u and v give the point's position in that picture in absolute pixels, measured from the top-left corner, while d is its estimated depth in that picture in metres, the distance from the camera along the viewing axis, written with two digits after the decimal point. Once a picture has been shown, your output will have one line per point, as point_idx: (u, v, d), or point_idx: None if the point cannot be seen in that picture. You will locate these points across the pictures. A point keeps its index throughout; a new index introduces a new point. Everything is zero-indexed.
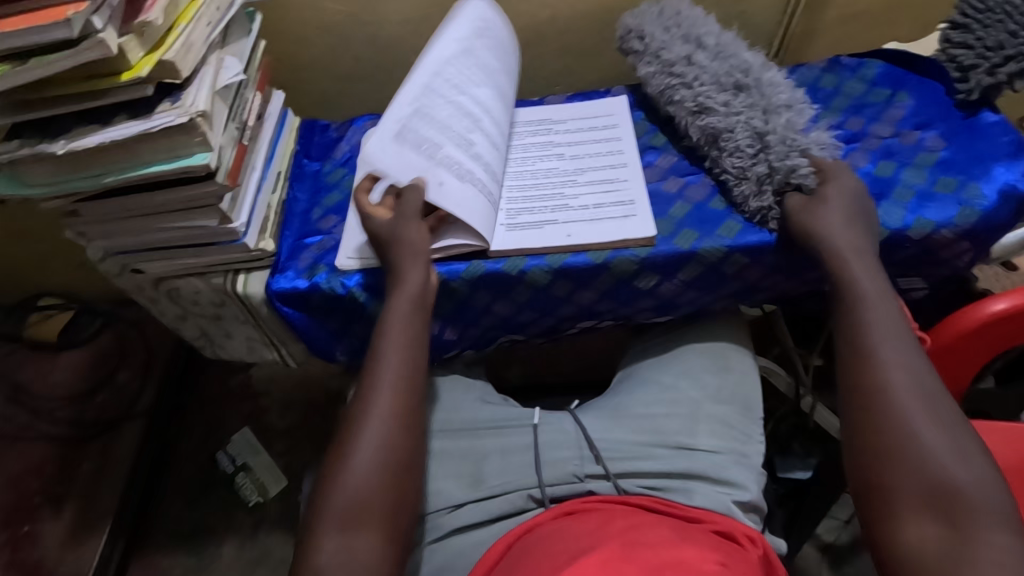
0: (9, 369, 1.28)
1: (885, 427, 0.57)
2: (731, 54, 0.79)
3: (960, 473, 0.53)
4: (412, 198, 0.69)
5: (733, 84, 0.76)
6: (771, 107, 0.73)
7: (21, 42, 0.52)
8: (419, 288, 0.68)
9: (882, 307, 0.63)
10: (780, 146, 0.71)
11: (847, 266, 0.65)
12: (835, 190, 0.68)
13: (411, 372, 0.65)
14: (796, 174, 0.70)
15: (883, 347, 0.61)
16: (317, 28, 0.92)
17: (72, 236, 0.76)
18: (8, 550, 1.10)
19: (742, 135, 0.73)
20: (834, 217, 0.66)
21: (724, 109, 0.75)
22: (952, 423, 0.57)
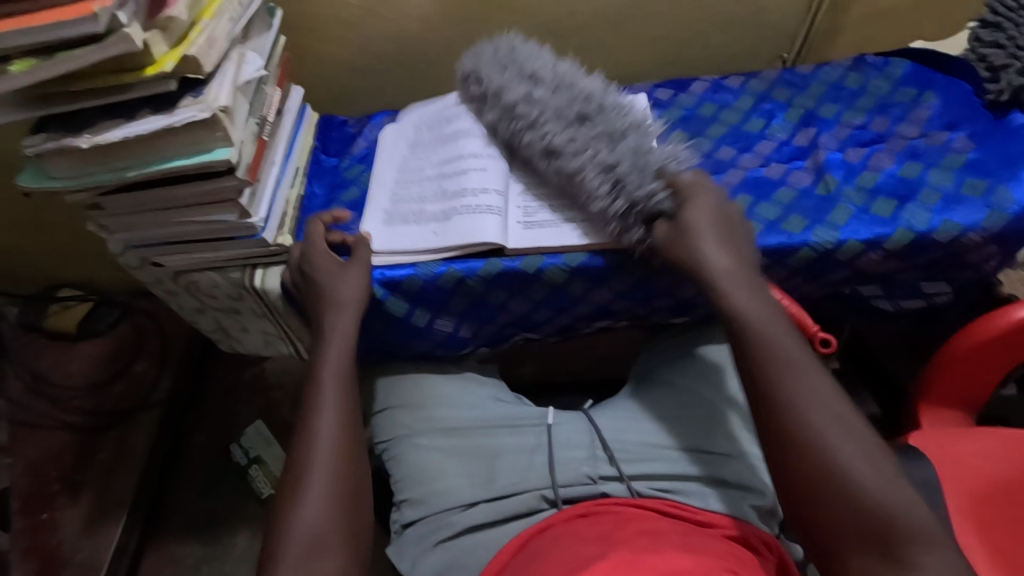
0: (29, 358, 1.30)
1: (801, 464, 0.54)
2: (569, 83, 0.76)
3: (884, 490, 0.50)
4: (365, 253, 0.74)
5: (574, 121, 0.73)
6: (614, 135, 0.71)
7: (47, 37, 0.53)
8: (351, 333, 0.70)
9: (772, 330, 0.59)
10: (634, 174, 0.68)
11: (728, 298, 0.61)
12: (702, 213, 0.65)
13: (349, 406, 0.67)
14: (653, 200, 0.67)
15: (782, 374, 0.57)
16: (336, 24, 0.92)
17: (93, 228, 0.77)
18: (28, 536, 1.12)
19: (593, 174, 0.69)
20: (708, 243, 0.63)
21: (570, 147, 0.71)
22: (858, 433, 0.54)
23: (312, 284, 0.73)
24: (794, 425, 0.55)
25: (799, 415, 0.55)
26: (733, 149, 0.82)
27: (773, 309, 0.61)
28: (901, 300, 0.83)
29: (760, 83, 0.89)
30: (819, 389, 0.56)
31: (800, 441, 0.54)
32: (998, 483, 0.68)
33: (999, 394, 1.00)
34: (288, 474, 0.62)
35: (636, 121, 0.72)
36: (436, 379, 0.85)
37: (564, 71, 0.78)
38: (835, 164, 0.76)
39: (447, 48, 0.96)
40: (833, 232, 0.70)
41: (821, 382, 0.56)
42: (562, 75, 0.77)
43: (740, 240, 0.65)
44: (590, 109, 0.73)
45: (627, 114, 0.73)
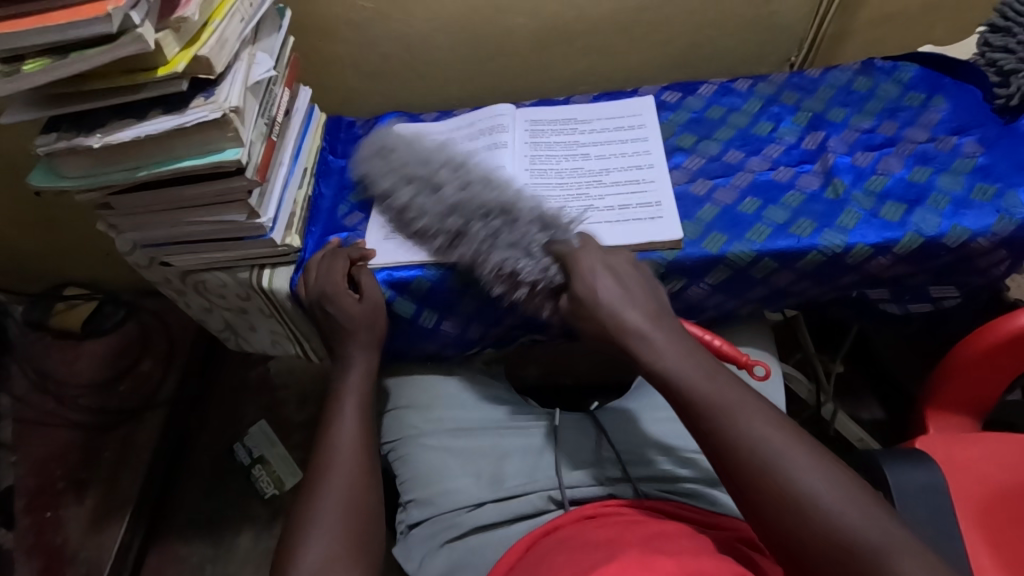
0: (36, 356, 1.31)
1: (761, 502, 0.48)
2: (434, 176, 0.74)
3: (850, 511, 0.46)
4: (372, 291, 0.74)
5: (453, 225, 0.71)
6: (494, 221, 0.69)
7: (61, 37, 0.53)
8: (364, 371, 0.73)
9: (698, 370, 0.55)
10: (523, 260, 0.67)
11: (648, 355, 0.57)
12: (593, 279, 0.62)
13: (364, 431, 0.68)
14: (547, 277, 0.66)
15: (715, 418, 0.52)
16: (345, 24, 0.92)
17: (103, 228, 0.77)
18: (32, 534, 1.13)
19: (492, 265, 0.69)
20: (618, 294, 0.61)
21: (471, 242, 0.70)
22: (809, 457, 0.49)
23: (330, 322, 0.74)
24: (744, 468, 0.49)
25: (747, 455, 0.50)
26: (742, 152, 0.82)
27: (692, 347, 0.57)
28: (908, 303, 0.83)
29: (769, 86, 0.88)
30: (750, 421, 0.51)
31: (754, 482, 0.49)
32: (1001, 490, 0.67)
33: (1006, 399, 0.99)
34: (304, 488, 0.63)
35: (502, 207, 0.70)
36: (443, 380, 0.85)
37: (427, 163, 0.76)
38: (844, 168, 0.76)
39: (455, 49, 0.96)
40: (842, 235, 0.70)
41: (756, 415, 0.51)
42: (434, 169, 0.75)
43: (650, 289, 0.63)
44: (464, 208, 0.71)
45: (503, 197, 0.71)
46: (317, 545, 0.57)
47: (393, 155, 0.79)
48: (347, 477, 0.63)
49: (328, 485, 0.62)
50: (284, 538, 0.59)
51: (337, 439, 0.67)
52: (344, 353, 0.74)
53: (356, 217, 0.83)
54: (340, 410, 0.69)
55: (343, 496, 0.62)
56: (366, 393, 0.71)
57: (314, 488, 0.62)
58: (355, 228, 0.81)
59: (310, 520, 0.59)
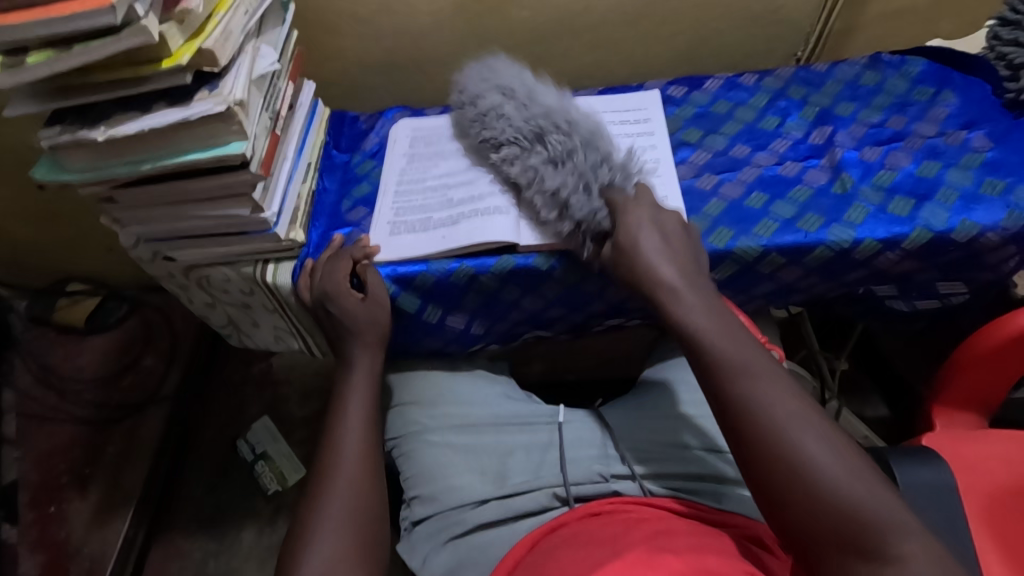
0: (39, 351, 1.31)
1: (765, 464, 0.48)
2: (539, 101, 0.75)
3: (857, 486, 0.46)
4: (376, 289, 0.73)
5: (532, 134, 0.73)
6: (571, 147, 0.71)
7: (65, 28, 0.53)
8: (369, 370, 0.73)
9: (721, 335, 0.56)
10: (577, 193, 0.68)
11: (674, 310, 0.59)
12: (642, 228, 0.64)
13: (366, 432, 0.68)
14: (596, 218, 0.68)
15: (733, 381, 0.52)
16: (350, 19, 0.92)
17: (107, 222, 0.77)
18: (36, 528, 1.13)
19: (542, 199, 0.70)
20: (651, 250, 0.63)
21: (541, 158, 0.71)
22: (822, 427, 0.49)
23: (333, 321, 0.74)
24: (752, 429, 0.50)
25: (761, 419, 0.50)
26: (748, 147, 0.81)
27: (719, 314, 0.58)
28: (915, 299, 0.83)
29: (775, 81, 0.88)
30: (767, 381, 0.52)
31: (764, 442, 0.49)
32: (1007, 488, 0.67)
33: (1010, 397, 0.99)
34: (309, 488, 0.63)
35: (586, 134, 0.72)
36: (449, 376, 0.85)
37: (526, 83, 0.78)
38: (852, 163, 0.76)
39: (460, 43, 0.95)
40: (850, 230, 0.70)
41: (773, 382, 0.52)
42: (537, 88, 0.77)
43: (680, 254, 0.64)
44: (539, 125, 0.73)
45: (590, 127, 0.73)
46: (322, 546, 0.57)
47: (492, 71, 0.80)
48: (350, 477, 0.63)
49: (334, 484, 0.62)
50: (288, 538, 0.59)
51: (342, 438, 0.67)
52: (349, 351, 0.74)
53: (359, 212, 0.82)
54: (345, 409, 0.69)
55: (346, 494, 0.62)
56: (370, 393, 0.71)
57: (319, 488, 0.63)
58: (359, 224, 0.81)
59: (314, 518, 0.60)
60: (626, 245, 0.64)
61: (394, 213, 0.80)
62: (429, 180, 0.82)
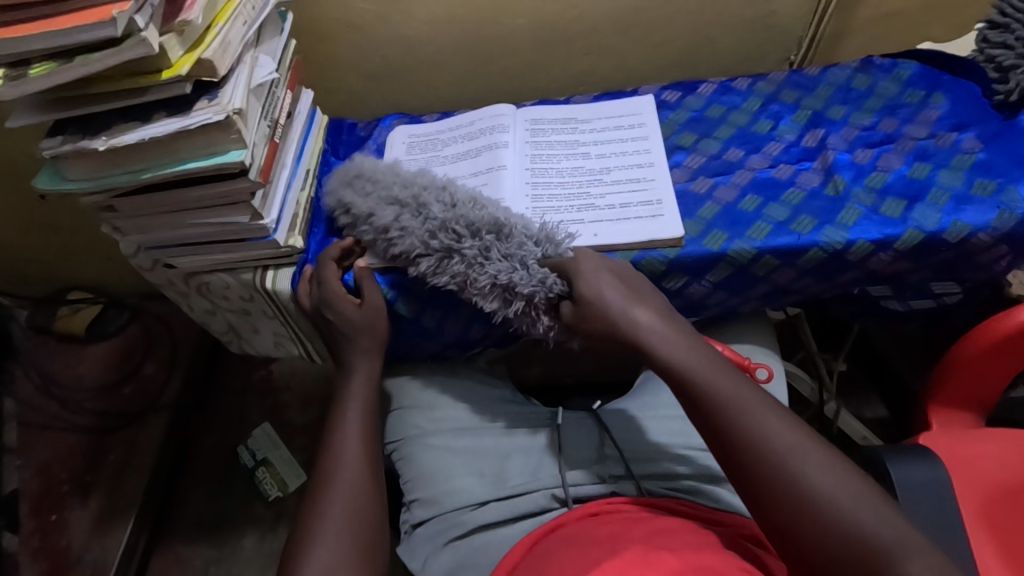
0: (40, 360, 1.31)
1: (772, 497, 0.48)
2: (426, 203, 0.72)
3: (865, 513, 0.46)
4: (373, 297, 0.74)
5: (440, 243, 0.70)
6: (486, 237, 0.70)
7: (66, 41, 0.53)
8: (370, 374, 0.74)
9: (709, 369, 0.55)
10: (519, 275, 0.68)
11: (662, 351, 0.58)
12: (600, 286, 0.63)
13: (366, 437, 0.68)
14: (545, 288, 0.68)
15: (726, 415, 0.52)
16: (347, 28, 0.93)
17: (107, 230, 0.77)
18: (37, 537, 1.13)
19: (483, 287, 0.69)
20: (618, 300, 0.62)
21: (460, 259, 0.69)
22: (820, 453, 0.49)
23: (334, 327, 0.75)
24: (754, 463, 0.50)
25: (760, 454, 0.50)
26: (742, 150, 0.82)
27: (701, 347, 0.58)
28: (910, 299, 0.82)
29: (768, 85, 0.89)
30: (765, 416, 0.51)
31: (767, 477, 0.49)
32: (1004, 486, 0.68)
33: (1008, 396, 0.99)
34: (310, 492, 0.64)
35: (492, 223, 0.70)
36: (448, 378, 0.86)
37: (411, 186, 0.74)
38: (844, 165, 0.77)
39: (456, 50, 0.96)
40: (842, 232, 0.70)
41: (765, 412, 0.52)
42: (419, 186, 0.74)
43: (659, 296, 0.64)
44: (451, 225, 0.70)
45: (493, 212, 0.71)
46: (323, 548, 0.58)
47: (371, 177, 0.76)
48: (349, 481, 0.64)
49: (334, 487, 0.63)
50: (290, 542, 0.60)
51: (342, 442, 0.67)
52: (350, 356, 0.74)
53: None
54: (345, 413, 0.70)
55: (346, 498, 0.63)
56: (370, 397, 0.72)
57: (319, 492, 0.63)
58: None
59: (315, 522, 0.60)
60: (592, 303, 0.63)
61: None
62: None
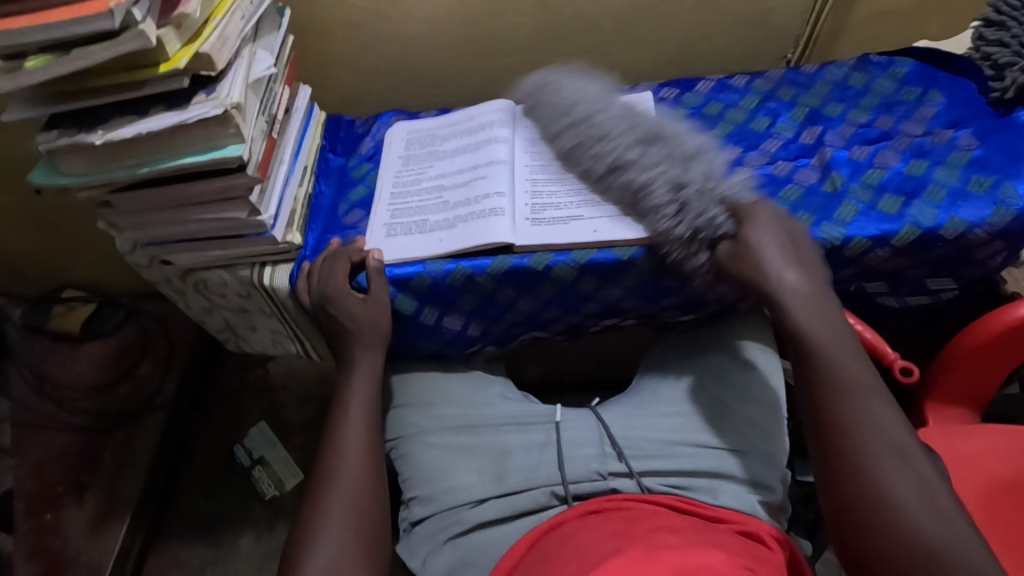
0: (34, 359, 1.30)
1: (850, 481, 0.52)
2: (647, 118, 0.77)
3: (923, 509, 0.50)
4: (379, 291, 0.74)
5: (645, 144, 0.74)
6: (683, 156, 0.72)
7: (63, 33, 0.53)
8: (370, 371, 0.73)
9: (838, 350, 0.58)
10: (698, 201, 0.68)
11: (797, 313, 0.61)
12: (767, 234, 0.65)
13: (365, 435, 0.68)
14: (715, 225, 0.68)
15: (844, 398, 0.56)
16: (344, 24, 0.92)
17: (104, 226, 0.77)
18: (32, 537, 1.12)
19: (662, 187, 0.70)
20: (772, 257, 0.64)
21: (641, 164, 0.72)
22: (918, 465, 0.52)
23: (334, 323, 0.74)
24: (848, 448, 0.54)
25: (858, 443, 0.53)
26: (740, 148, 0.82)
27: (839, 329, 0.60)
28: (907, 296, 0.82)
29: (765, 82, 0.89)
30: (874, 406, 0.55)
31: (854, 463, 0.53)
32: (1002, 480, 0.68)
33: (1004, 393, 0.99)
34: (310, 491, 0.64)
35: (694, 146, 0.73)
36: (446, 377, 0.86)
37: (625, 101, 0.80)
38: (841, 162, 0.77)
39: (454, 48, 0.96)
40: (840, 228, 0.71)
41: (883, 412, 0.55)
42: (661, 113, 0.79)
43: (812, 262, 0.65)
44: (659, 133, 0.74)
45: (697, 138, 0.74)
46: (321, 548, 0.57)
47: (572, 82, 0.82)
48: (350, 483, 0.65)
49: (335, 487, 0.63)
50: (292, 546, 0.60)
51: (343, 442, 0.68)
52: (349, 353, 0.74)
53: (356, 215, 0.83)
54: (345, 411, 0.70)
55: (345, 500, 0.63)
56: (370, 394, 0.72)
57: (320, 493, 0.64)
58: (355, 226, 0.82)
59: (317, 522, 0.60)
60: (753, 247, 0.65)
61: (391, 215, 0.81)
62: (426, 182, 0.83)
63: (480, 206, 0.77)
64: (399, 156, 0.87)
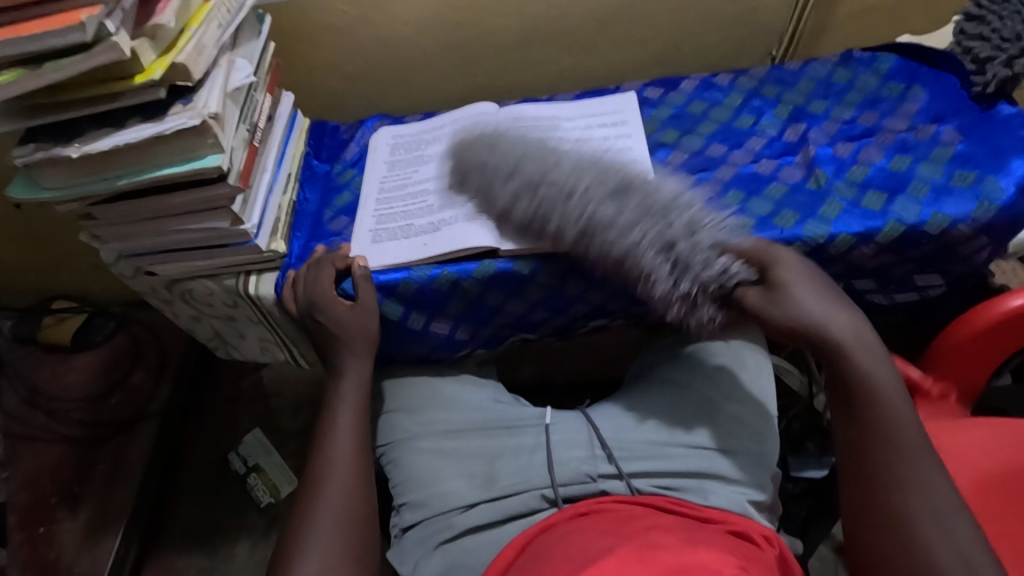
0: (25, 371, 1.30)
1: (894, 544, 0.54)
2: (526, 144, 0.74)
3: (966, 571, 0.51)
4: (367, 298, 0.73)
5: (623, 193, 0.68)
6: (666, 209, 0.67)
7: (35, 46, 0.53)
8: (360, 378, 0.73)
9: (893, 404, 0.58)
10: (698, 257, 0.64)
11: (857, 361, 0.59)
12: (795, 284, 0.62)
13: (354, 443, 0.68)
14: (726, 276, 0.64)
15: (897, 460, 0.56)
16: (327, 29, 0.92)
17: (86, 239, 0.76)
18: (25, 550, 1.12)
19: (652, 251, 0.66)
20: (810, 304, 0.61)
21: (619, 218, 0.67)
22: (966, 532, 0.53)
23: (321, 331, 0.74)
24: (898, 508, 0.54)
25: (908, 507, 0.54)
26: (725, 146, 0.82)
27: (896, 380, 0.60)
28: (895, 291, 0.81)
29: (749, 80, 0.89)
30: (927, 470, 0.55)
31: (901, 525, 0.54)
32: (988, 472, 0.69)
33: (994, 385, 0.99)
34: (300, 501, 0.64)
35: (640, 192, 0.68)
36: (436, 382, 0.86)
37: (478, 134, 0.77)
38: (825, 159, 0.77)
39: (437, 51, 0.96)
40: (824, 226, 0.70)
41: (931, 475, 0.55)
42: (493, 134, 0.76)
43: (848, 301, 0.63)
44: (618, 178, 0.70)
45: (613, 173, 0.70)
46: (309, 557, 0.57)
47: (519, 139, 0.75)
48: (340, 489, 0.64)
49: (323, 497, 0.64)
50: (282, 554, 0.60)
51: (332, 450, 0.67)
52: (337, 361, 0.74)
53: (341, 222, 0.83)
54: (333, 419, 0.70)
55: (334, 508, 0.63)
56: (358, 401, 0.72)
57: (309, 501, 0.64)
58: (341, 233, 0.81)
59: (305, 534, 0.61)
60: (786, 294, 0.61)
61: (376, 220, 0.80)
62: (410, 187, 0.83)
63: (463, 210, 0.76)
64: (383, 161, 0.87)
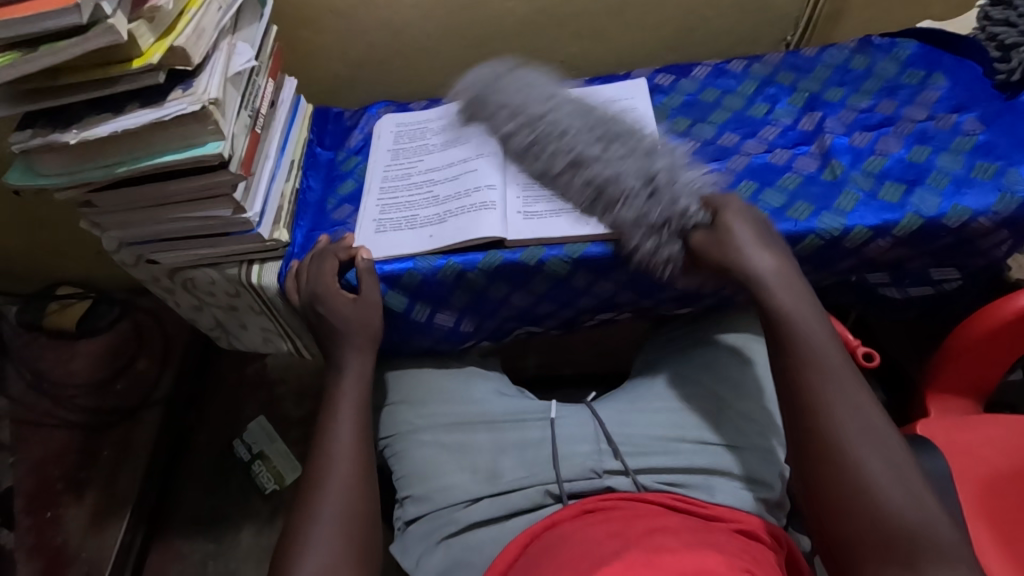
0: (30, 357, 1.30)
1: (819, 462, 0.54)
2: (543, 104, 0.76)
3: (893, 488, 0.51)
4: (372, 290, 0.72)
5: (606, 143, 0.73)
6: (647, 151, 0.72)
7: (31, 28, 0.51)
8: (363, 371, 0.72)
9: (812, 329, 0.59)
10: (665, 196, 0.68)
11: (774, 293, 0.61)
12: (740, 218, 0.65)
13: (357, 442, 0.67)
14: (687, 215, 0.67)
15: (814, 378, 0.57)
16: (330, 11, 0.90)
17: (86, 226, 0.75)
18: (33, 534, 1.12)
19: (625, 181, 0.70)
20: (743, 237, 0.64)
21: (601, 160, 0.71)
22: (889, 449, 0.53)
23: (324, 324, 0.73)
24: (819, 426, 0.55)
25: (831, 424, 0.54)
26: (737, 135, 0.80)
27: (814, 307, 0.61)
28: (910, 286, 0.80)
29: (764, 67, 0.87)
30: (848, 389, 0.56)
31: (825, 445, 0.54)
32: (1004, 473, 0.67)
33: (1007, 379, 0.98)
34: (303, 497, 0.63)
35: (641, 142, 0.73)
36: (439, 373, 0.85)
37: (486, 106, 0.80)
38: (842, 149, 0.75)
39: (443, 36, 0.94)
40: (840, 218, 0.69)
41: (851, 390, 0.56)
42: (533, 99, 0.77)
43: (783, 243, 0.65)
44: (612, 130, 0.74)
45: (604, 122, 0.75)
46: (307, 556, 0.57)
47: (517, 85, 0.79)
48: (342, 486, 0.64)
49: (325, 493, 0.63)
50: (282, 551, 0.60)
51: (333, 445, 0.66)
52: (338, 355, 0.73)
53: (345, 211, 0.81)
54: (336, 414, 0.69)
55: (336, 505, 0.62)
56: (361, 395, 0.71)
57: (310, 496, 0.63)
58: (343, 222, 0.80)
59: (308, 530, 0.60)
60: (729, 230, 0.64)
61: (380, 210, 0.79)
62: (416, 177, 0.81)
63: (470, 201, 0.75)
64: (388, 150, 0.86)
